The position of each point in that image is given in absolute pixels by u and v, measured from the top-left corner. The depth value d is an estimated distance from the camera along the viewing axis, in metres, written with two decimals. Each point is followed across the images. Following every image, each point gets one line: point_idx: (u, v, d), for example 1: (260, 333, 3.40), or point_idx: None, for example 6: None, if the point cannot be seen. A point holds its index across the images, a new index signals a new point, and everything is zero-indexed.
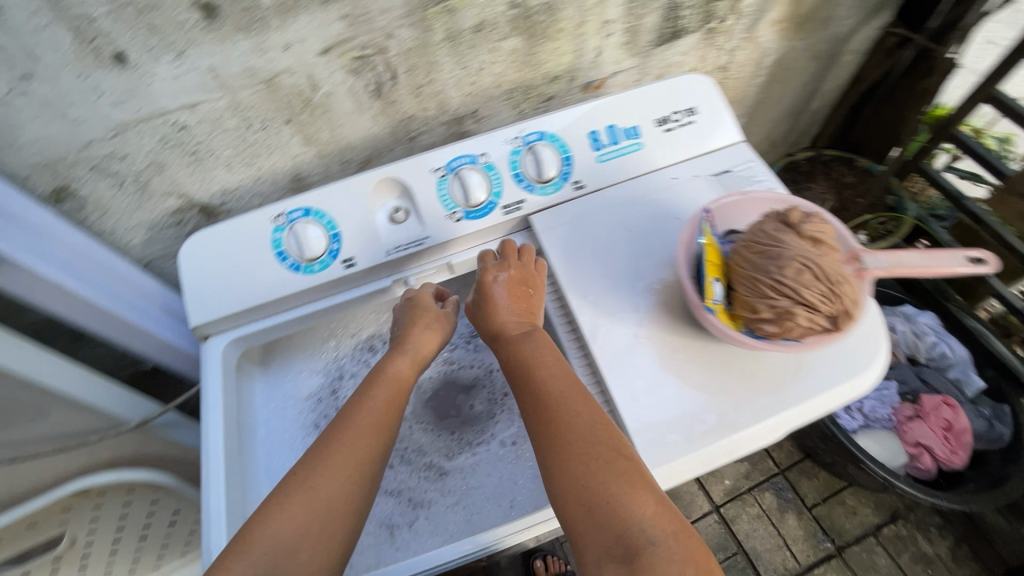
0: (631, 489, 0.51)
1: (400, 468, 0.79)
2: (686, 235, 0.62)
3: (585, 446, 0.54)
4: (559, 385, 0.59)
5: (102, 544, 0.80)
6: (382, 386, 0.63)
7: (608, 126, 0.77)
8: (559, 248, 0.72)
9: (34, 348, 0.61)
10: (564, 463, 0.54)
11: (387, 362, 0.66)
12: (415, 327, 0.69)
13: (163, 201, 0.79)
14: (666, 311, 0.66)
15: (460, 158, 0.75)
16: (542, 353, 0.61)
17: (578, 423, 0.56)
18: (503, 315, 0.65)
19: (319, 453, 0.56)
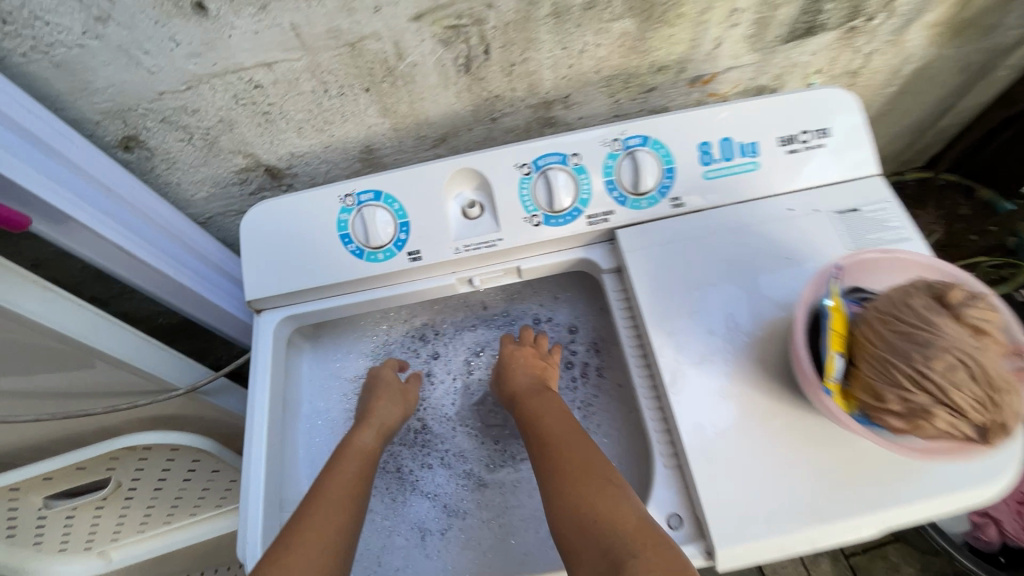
0: (615, 507, 0.55)
1: (439, 470, 0.76)
2: (808, 294, 0.52)
3: (576, 472, 0.59)
4: (559, 429, 0.64)
5: (145, 489, 0.83)
6: (351, 456, 0.67)
7: (722, 139, 0.67)
8: (646, 271, 0.64)
9: (79, 305, 0.61)
10: (559, 489, 0.58)
11: (351, 436, 0.69)
12: (375, 403, 0.73)
13: (230, 159, 0.75)
14: (761, 367, 0.57)
15: (548, 156, 0.67)
16: (547, 403, 0.69)
17: (571, 453, 0.61)
18: (519, 379, 0.72)
19: (314, 495, 0.62)
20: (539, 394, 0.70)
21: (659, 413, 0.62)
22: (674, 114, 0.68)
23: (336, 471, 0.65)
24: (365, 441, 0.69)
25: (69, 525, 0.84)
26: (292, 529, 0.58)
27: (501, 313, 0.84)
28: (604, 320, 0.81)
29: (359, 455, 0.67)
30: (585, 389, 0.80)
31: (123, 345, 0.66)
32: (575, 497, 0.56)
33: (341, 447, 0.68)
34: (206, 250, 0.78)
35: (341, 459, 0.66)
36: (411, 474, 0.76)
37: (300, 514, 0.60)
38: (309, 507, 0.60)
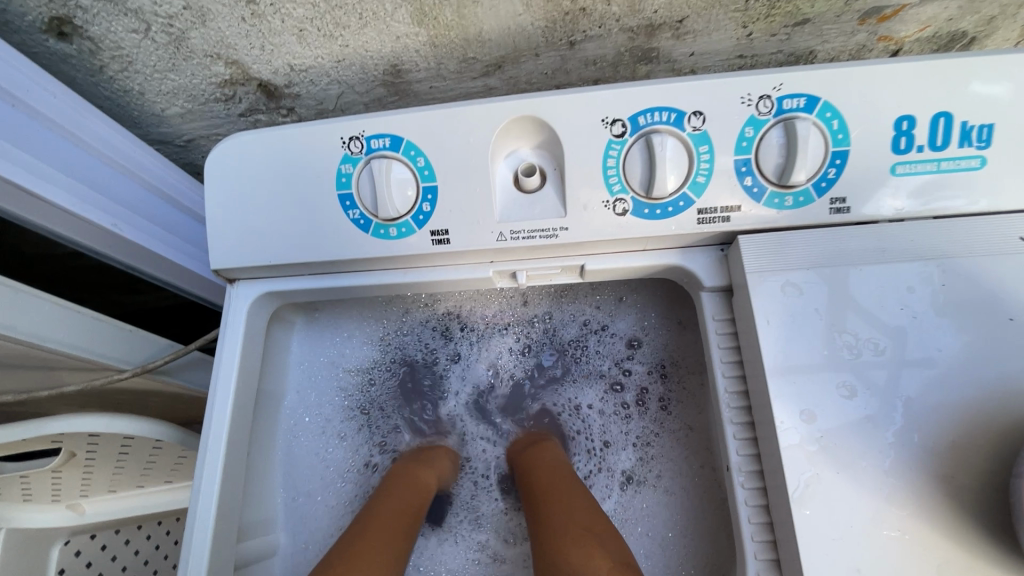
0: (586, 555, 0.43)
1: (449, 534, 0.61)
2: None
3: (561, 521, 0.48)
4: (558, 473, 0.54)
5: (106, 458, 0.71)
6: (405, 491, 0.54)
7: (936, 114, 0.43)
8: (779, 307, 0.43)
9: None
10: (547, 536, 0.47)
11: (416, 473, 0.56)
12: (435, 455, 0.61)
13: (208, 66, 0.55)
14: (947, 490, 0.37)
15: (655, 113, 0.45)
16: (551, 447, 0.58)
17: (558, 496, 0.51)
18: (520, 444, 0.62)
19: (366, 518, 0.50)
20: (544, 444, 0.59)
21: (762, 517, 0.42)
22: (864, 65, 0.43)
23: (382, 502, 0.52)
24: (427, 478, 0.57)
25: (27, 485, 0.74)
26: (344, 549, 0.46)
27: (542, 317, 0.64)
28: (686, 342, 0.60)
29: (420, 487, 0.55)
30: (642, 421, 0.60)
31: (32, 321, 0.49)
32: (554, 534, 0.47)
33: (400, 478, 0.55)
34: (161, 182, 0.60)
35: (399, 487, 0.54)
36: None
37: (353, 537, 0.48)
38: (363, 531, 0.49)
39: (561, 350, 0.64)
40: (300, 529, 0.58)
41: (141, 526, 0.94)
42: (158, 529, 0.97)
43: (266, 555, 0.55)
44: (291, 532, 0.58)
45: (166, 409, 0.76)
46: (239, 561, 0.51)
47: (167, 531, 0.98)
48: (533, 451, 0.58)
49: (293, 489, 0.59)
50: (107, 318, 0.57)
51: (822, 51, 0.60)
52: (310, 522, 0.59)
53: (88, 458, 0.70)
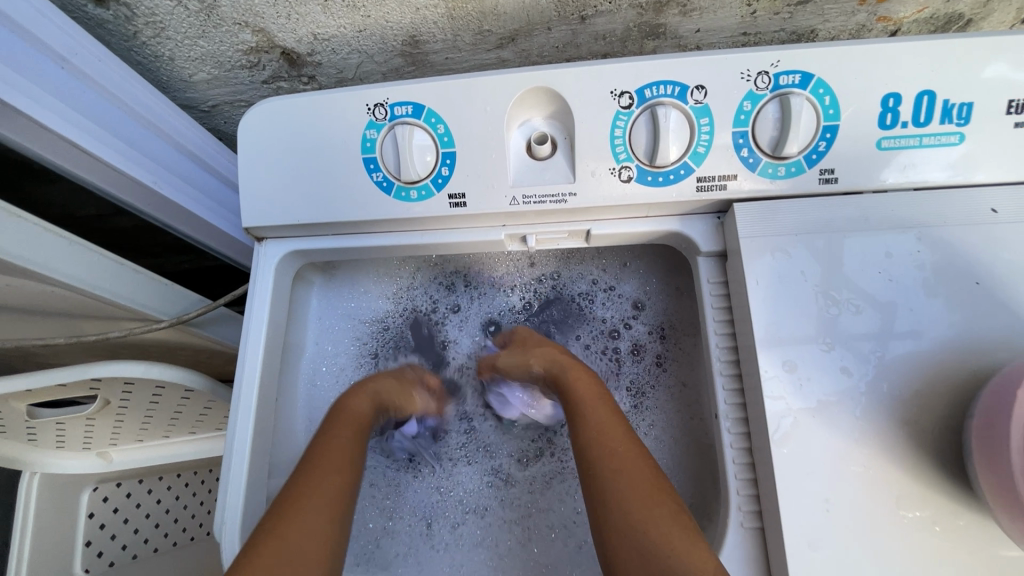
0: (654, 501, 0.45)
1: (461, 466, 0.65)
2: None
3: (620, 461, 0.47)
4: (610, 421, 0.51)
5: (136, 407, 0.76)
6: (346, 422, 0.54)
7: (921, 92, 0.46)
8: (768, 268, 0.47)
9: (36, 223, 0.49)
10: (606, 474, 0.47)
11: (346, 401, 0.56)
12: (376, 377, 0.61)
13: (236, 33, 0.57)
14: (909, 433, 0.42)
15: (660, 86, 0.48)
16: (586, 376, 0.56)
17: (607, 430, 0.50)
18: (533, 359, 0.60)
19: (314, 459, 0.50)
20: (585, 371, 0.56)
21: (745, 457, 0.47)
22: (856, 44, 0.46)
23: (332, 431, 0.53)
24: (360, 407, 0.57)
25: (62, 431, 0.79)
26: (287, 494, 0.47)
27: (550, 276, 0.69)
28: (681, 304, 0.65)
29: (354, 420, 0.55)
30: (635, 368, 0.65)
31: (79, 268, 0.54)
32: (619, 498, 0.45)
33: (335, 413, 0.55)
34: (188, 142, 0.64)
35: (339, 421, 0.54)
36: (425, 461, 0.65)
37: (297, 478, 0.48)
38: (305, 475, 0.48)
39: (565, 307, 0.68)
40: None
41: (162, 478, 0.99)
42: (178, 482, 1.01)
43: None
44: None
45: (191, 363, 0.80)
46: (271, 493, 0.56)
47: (186, 484, 1.02)
48: (576, 382, 0.55)
49: (314, 432, 0.64)
50: (145, 271, 0.62)
51: (823, 30, 0.62)
52: None
53: (120, 406, 0.75)
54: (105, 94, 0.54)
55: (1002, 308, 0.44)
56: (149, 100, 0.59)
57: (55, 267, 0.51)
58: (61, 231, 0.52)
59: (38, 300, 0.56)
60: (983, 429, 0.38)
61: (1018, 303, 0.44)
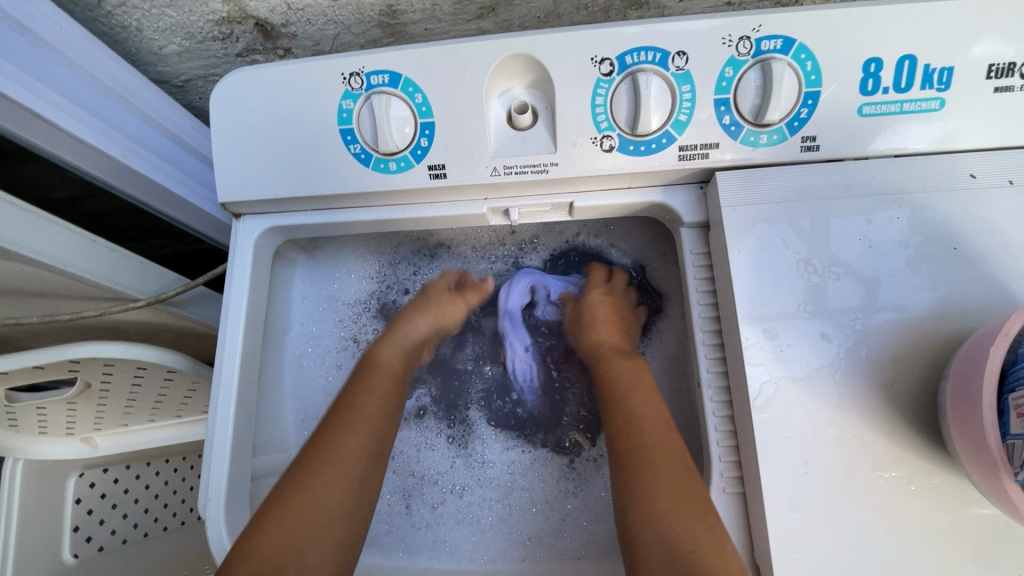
0: (678, 481, 0.45)
1: (441, 447, 0.65)
2: (996, 359, 0.35)
3: (657, 439, 0.48)
4: (653, 412, 0.51)
5: (119, 390, 0.75)
6: (376, 380, 0.56)
7: (902, 57, 0.46)
8: (749, 236, 0.47)
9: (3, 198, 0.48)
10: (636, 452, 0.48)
11: (377, 354, 0.58)
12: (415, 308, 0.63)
13: (206, 2, 0.55)
14: (887, 396, 0.43)
15: (641, 52, 0.47)
16: (637, 372, 0.55)
17: (647, 412, 0.51)
18: (604, 340, 0.59)
19: (320, 438, 0.50)
20: (631, 359, 0.57)
21: (727, 425, 0.48)
22: (838, 8, 0.46)
23: (354, 391, 0.54)
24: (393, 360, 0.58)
25: (43, 417, 0.78)
26: (294, 475, 0.48)
27: (531, 246, 0.69)
28: (666, 274, 0.65)
29: (382, 377, 0.56)
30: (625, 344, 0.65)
31: (50, 244, 0.52)
32: (647, 490, 0.45)
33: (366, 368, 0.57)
34: (158, 115, 0.62)
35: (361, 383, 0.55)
36: (409, 445, 0.65)
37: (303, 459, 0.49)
38: (309, 458, 0.49)
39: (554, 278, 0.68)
40: None
41: (150, 463, 0.99)
42: (166, 466, 1.01)
43: (279, 468, 0.60)
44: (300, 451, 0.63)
45: (174, 345, 0.80)
46: (256, 471, 0.56)
47: (175, 469, 1.03)
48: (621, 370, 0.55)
49: (301, 412, 0.64)
50: (121, 249, 0.60)
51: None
52: None
53: (102, 389, 0.74)
54: (66, 62, 0.52)
55: (980, 272, 0.44)
56: (116, 72, 0.57)
57: (25, 244, 0.50)
58: (30, 207, 0.50)
59: (10, 281, 0.55)
60: (957, 387, 0.38)
61: (995, 267, 0.44)
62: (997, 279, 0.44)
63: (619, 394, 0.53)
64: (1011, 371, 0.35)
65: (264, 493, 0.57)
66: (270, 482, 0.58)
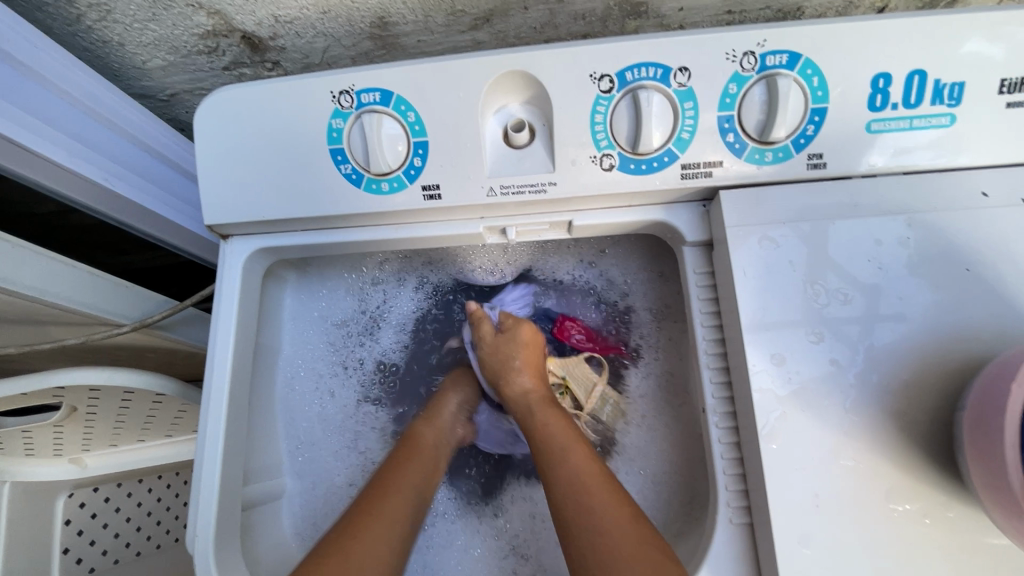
0: (593, 498, 0.45)
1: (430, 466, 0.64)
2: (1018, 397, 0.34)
3: (575, 462, 0.49)
4: (566, 439, 0.51)
5: (107, 412, 0.73)
6: (415, 457, 0.58)
7: (911, 72, 0.44)
8: (755, 258, 0.45)
9: None
10: (549, 481, 0.49)
11: (416, 433, 0.60)
12: (444, 392, 0.66)
13: (190, 16, 0.53)
14: (900, 425, 0.41)
15: (642, 68, 0.46)
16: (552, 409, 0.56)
17: (566, 439, 0.51)
18: (522, 373, 0.59)
19: (376, 492, 0.52)
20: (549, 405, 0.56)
21: (734, 452, 0.46)
22: (846, 21, 0.44)
23: (399, 464, 0.56)
24: (428, 439, 0.60)
25: (29, 439, 0.76)
26: (350, 520, 0.48)
27: (524, 271, 0.68)
28: (665, 291, 0.63)
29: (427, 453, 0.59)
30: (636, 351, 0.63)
31: (28, 273, 0.50)
32: (590, 532, 0.43)
33: (405, 443, 0.59)
34: (143, 134, 0.60)
35: (409, 459, 0.57)
36: None
37: (353, 511, 0.49)
38: (365, 509, 0.49)
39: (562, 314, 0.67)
40: (303, 475, 0.61)
41: (142, 480, 0.97)
42: (159, 483, 0.99)
43: (273, 496, 0.58)
44: (293, 477, 0.61)
45: (164, 364, 0.78)
46: (247, 502, 0.54)
47: (168, 485, 1.00)
48: (548, 421, 0.54)
49: (293, 439, 0.62)
50: (102, 273, 0.58)
51: (811, 8, 0.59)
52: (311, 468, 0.62)
53: (89, 412, 0.72)
54: (41, 81, 0.50)
55: (993, 295, 0.43)
56: (96, 90, 0.55)
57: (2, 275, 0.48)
58: (5, 235, 0.48)
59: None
60: (975, 421, 0.36)
61: (1010, 291, 0.43)
62: (1011, 302, 0.42)
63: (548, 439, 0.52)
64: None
65: (255, 523, 0.55)
66: (262, 512, 0.56)
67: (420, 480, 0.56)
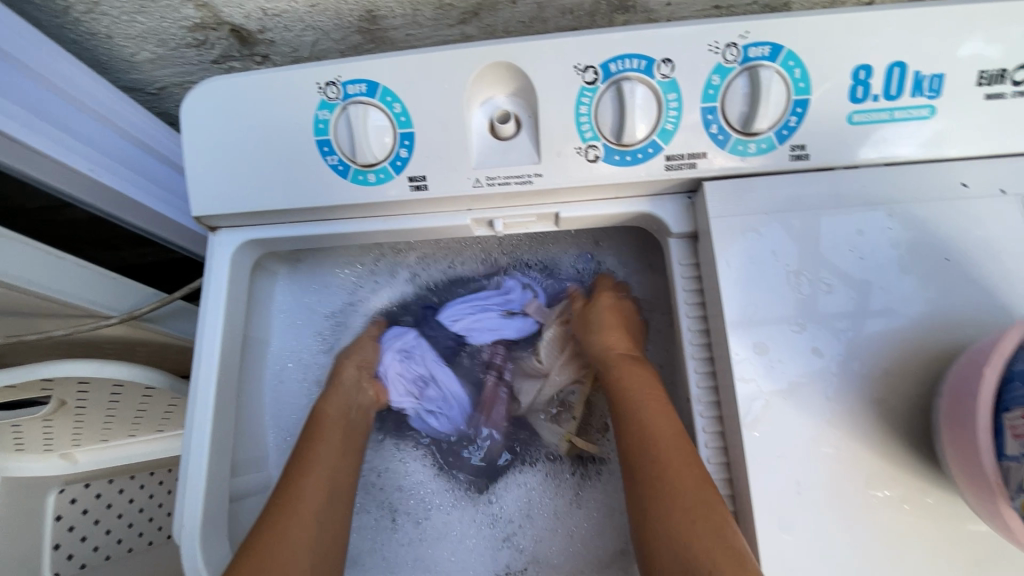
0: (685, 483, 0.44)
1: (425, 456, 0.63)
2: (987, 385, 0.34)
3: (665, 445, 0.46)
4: (660, 415, 0.49)
5: (97, 406, 0.73)
6: (330, 430, 0.56)
7: (892, 64, 0.45)
8: (738, 248, 0.46)
9: None
10: (637, 454, 0.48)
11: (321, 405, 0.57)
12: (354, 357, 0.62)
13: (178, 8, 0.53)
14: (880, 413, 0.42)
15: (626, 59, 0.46)
16: (639, 378, 0.53)
17: (655, 416, 0.49)
18: (610, 339, 0.57)
19: (293, 474, 0.52)
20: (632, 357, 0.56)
21: (718, 441, 0.47)
22: (827, 14, 0.45)
23: (314, 441, 0.54)
24: (337, 409, 0.57)
25: (19, 434, 0.75)
26: (272, 509, 0.49)
27: (517, 263, 0.67)
28: (656, 285, 0.64)
29: (336, 428, 0.56)
30: None
31: (15, 264, 0.51)
32: (669, 509, 0.44)
33: (313, 421, 0.56)
34: (131, 127, 0.60)
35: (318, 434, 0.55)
36: (384, 464, 0.63)
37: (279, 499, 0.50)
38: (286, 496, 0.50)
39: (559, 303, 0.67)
40: None
41: (134, 476, 0.97)
42: (151, 479, 0.99)
43: (261, 488, 0.58)
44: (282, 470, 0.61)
45: (154, 358, 0.77)
46: (235, 493, 0.54)
47: (159, 482, 1.01)
48: (634, 389, 0.52)
49: (282, 432, 0.62)
50: (90, 265, 0.59)
51: (797, 3, 0.59)
52: None
53: (78, 406, 0.72)
54: (28, 72, 0.50)
55: (972, 284, 0.43)
56: (85, 83, 0.55)
57: None
58: None
59: None
60: (950, 408, 0.37)
61: (988, 280, 0.43)
62: (989, 291, 0.43)
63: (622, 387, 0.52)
64: (1000, 396, 0.34)
65: (244, 515, 0.55)
66: (251, 503, 0.56)
67: (342, 452, 0.55)
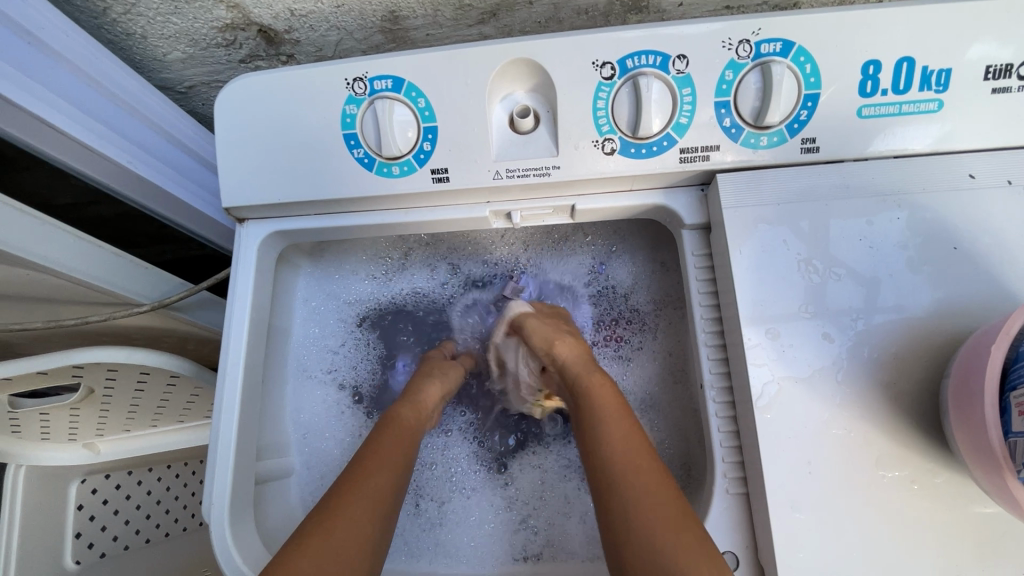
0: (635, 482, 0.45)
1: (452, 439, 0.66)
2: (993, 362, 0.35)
3: (616, 450, 0.48)
4: (614, 422, 0.50)
5: (123, 394, 0.75)
6: (393, 433, 0.54)
7: (900, 59, 0.46)
8: (749, 238, 0.47)
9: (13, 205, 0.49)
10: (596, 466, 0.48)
11: (395, 409, 0.57)
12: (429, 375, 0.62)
13: (211, 10, 0.56)
14: (890, 397, 0.43)
15: (642, 56, 0.48)
16: (597, 383, 0.54)
17: (612, 424, 0.50)
18: (559, 346, 0.58)
19: (356, 471, 0.49)
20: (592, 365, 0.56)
21: (731, 425, 0.48)
22: (835, 12, 0.46)
23: (376, 440, 0.53)
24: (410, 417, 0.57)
25: (47, 422, 0.78)
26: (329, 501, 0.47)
27: (535, 265, 0.69)
28: (669, 279, 0.65)
29: (404, 430, 0.55)
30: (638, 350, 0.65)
31: (58, 250, 0.53)
32: (625, 509, 0.44)
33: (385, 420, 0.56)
34: (165, 121, 0.63)
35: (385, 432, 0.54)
36: None
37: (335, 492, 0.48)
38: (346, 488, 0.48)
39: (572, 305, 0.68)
40: (312, 454, 0.64)
41: (152, 469, 0.97)
42: (169, 474, 0.98)
43: (284, 472, 0.60)
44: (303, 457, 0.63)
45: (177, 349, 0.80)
46: (260, 475, 0.56)
47: (177, 475, 0.99)
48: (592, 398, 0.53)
49: (303, 417, 0.64)
50: (126, 254, 0.61)
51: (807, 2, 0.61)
52: (321, 449, 0.64)
53: (105, 394, 0.74)
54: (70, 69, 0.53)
55: (979, 272, 0.44)
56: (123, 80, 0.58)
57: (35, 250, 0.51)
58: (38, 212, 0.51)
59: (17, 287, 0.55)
60: (958, 387, 0.38)
61: (995, 268, 0.44)
62: (996, 278, 0.44)
63: (591, 415, 0.51)
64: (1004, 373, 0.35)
65: (268, 497, 0.57)
66: (274, 487, 0.58)
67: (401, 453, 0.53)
